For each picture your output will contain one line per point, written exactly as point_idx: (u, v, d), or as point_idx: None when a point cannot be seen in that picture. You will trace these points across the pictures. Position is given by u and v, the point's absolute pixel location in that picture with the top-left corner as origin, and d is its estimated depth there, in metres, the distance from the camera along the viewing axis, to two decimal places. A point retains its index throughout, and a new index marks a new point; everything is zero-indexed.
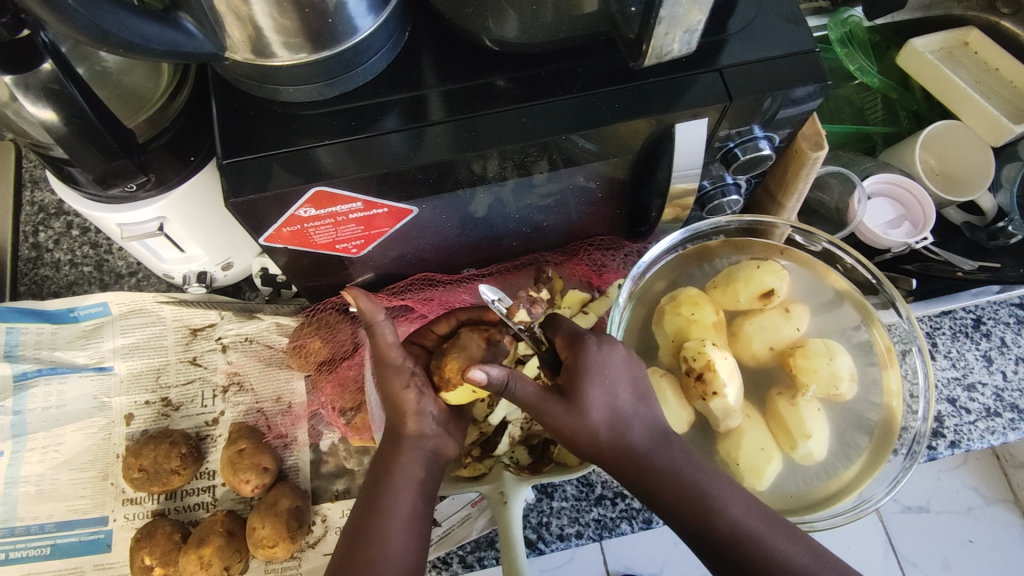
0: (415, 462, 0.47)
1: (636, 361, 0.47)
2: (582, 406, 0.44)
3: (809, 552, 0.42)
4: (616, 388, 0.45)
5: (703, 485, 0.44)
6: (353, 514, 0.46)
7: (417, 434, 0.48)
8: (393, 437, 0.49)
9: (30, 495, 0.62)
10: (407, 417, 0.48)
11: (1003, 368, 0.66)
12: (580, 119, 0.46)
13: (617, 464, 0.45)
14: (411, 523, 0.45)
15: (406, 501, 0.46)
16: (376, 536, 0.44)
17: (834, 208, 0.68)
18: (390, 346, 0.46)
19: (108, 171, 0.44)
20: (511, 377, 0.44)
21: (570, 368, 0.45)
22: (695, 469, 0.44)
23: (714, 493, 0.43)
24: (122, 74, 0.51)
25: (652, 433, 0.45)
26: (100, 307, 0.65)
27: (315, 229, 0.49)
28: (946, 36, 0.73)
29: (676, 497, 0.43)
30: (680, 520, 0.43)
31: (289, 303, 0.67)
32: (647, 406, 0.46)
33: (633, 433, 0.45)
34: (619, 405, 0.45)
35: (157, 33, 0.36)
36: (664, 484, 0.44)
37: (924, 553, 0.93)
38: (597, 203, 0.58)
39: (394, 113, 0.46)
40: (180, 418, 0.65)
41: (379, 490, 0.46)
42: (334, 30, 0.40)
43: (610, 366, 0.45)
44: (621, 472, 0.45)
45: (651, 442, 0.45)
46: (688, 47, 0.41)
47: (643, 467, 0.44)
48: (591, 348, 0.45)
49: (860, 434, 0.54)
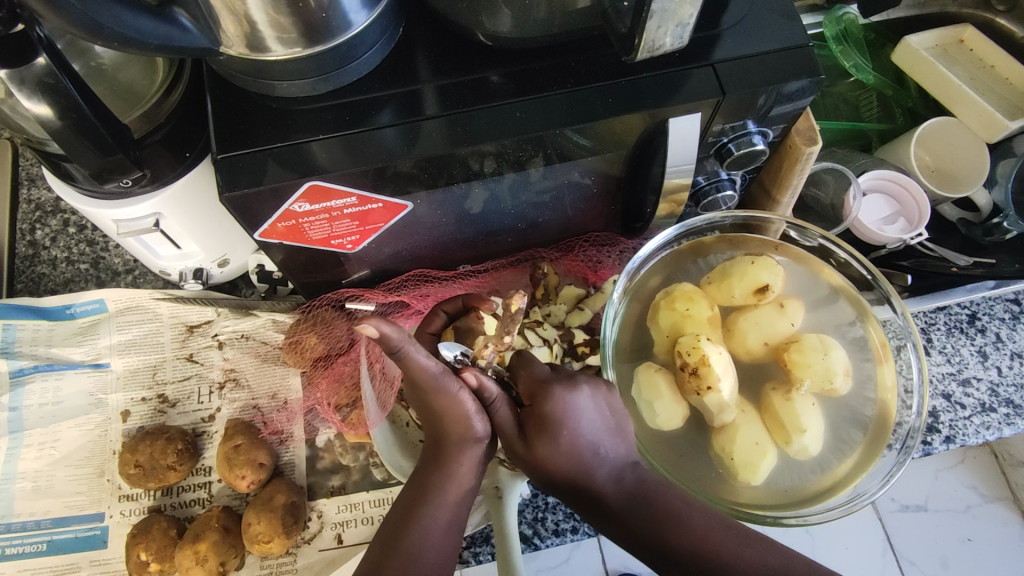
0: (465, 465, 0.44)
1: (605, 395, 0.47)
2: (542, 452, 0.44)
3: (779, 555, 0.42)
4: (581, 429, 0.44)
5: (667, 508, 0.44)
6: (381, 532, 0.44)
7: (472, 435, 0.44)
8: (436, 447, 0.45)
9: (27, 491, 0.62)
10: (455, 425, 0.43)
11: (999, 364, 0.67)
12: (574, 113, 0.46)
13: (573, 497, 0.46)
14: (448, 535, 0.44)
15: (450, 508, 0.44)
16: (411, 551, 0.42)
17: (829, 204, 0.68)
18: (424, 361, 0.41)
19: (104, 166, 0.44)
20: (498, 398, 0.44)
21: (534, 413, 0.45)
22: (660, 494, 0.45)
23: (676, 517, 0.44)
24: (117, 70, 0.51)
25: (620, 468, 0.46)
26: (97, 303, 0.65)
27: (311, 224, 0.49)
28: (941, 33, 0.73)
29: (637, 522, 0.44)
30: (641, 546, 0.43)
31: (286, 300, 0.66)
32: (613, 440, 0.46)
33: (596, 470, 0.45)
34: (582, 447, 0.44)
35: (152, 27, 0.36)
36: (626, 513, 0.44)
37: (922, 552, 0.93)
38: (592, 199, 0.58)
39: (389, 107, 0.46)
40: (177, 414, 0.65)
41: (418, 501, 0.44)
42: (328, 24, 0.40)
43: (577, 408, 0.45)
44: (583, 507, 0.46)
45: (613, 477, 0.45)
46: (680, 42, 0.41)
47: (605, 499, 0.45)
48: (560, 393, 0.44)
49: (855, 429, 0.54)
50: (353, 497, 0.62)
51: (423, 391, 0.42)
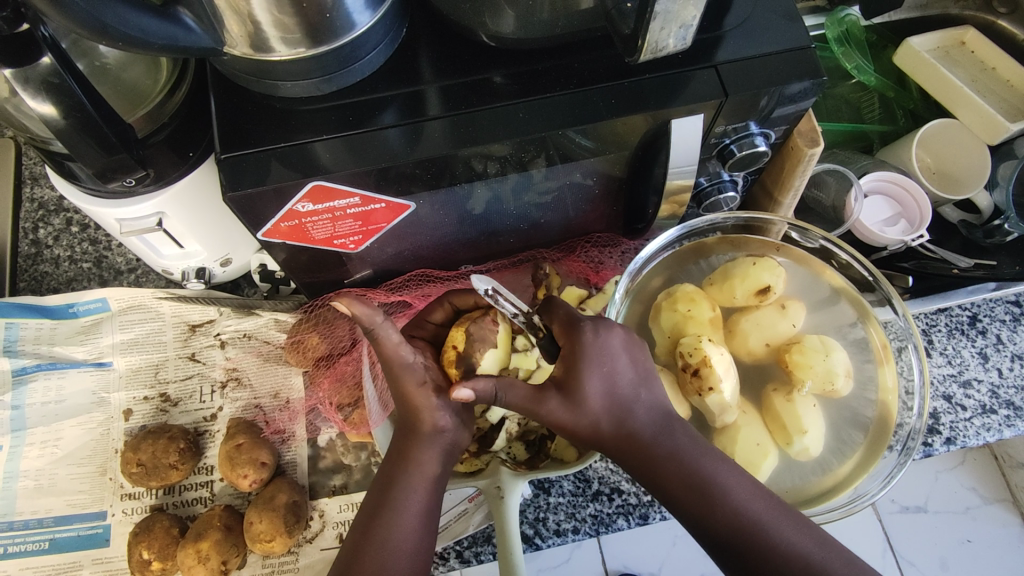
0: (430, 458, 0.46)
1: (638, 343, 0.47)
2: (583, 398, 0.43)
3: (812, 538, 0.42)
4: (618, 375, 0.44)
5: (704, 468, 0.43)
6: (358, 518, 0.45)
7: (434, 427, 0.46)
8: (408, 432, 0.46)
9: (29, 489, 0.62)
10: (423, 409, 0.46)
11: (999, 366, 0.67)
12: (576, 114, 0.46)
13: (617, 452, 0.45)
14: (421, 527, 0.44)
15: (420, 495, 0.45)
16: (383, 539, 0.43)
17: (831, 206, 0.69)
18: (398, 348, 0.44)
19: (108, 165, 0.44)
20: (496, 389, 0.43)
21: (567, 359, 0.44)
22: (696, 452, 0.44)
23: (715, 478, 0.43)
24: (121, 70, 0.51)
25: (655, 420, 0.45)
26: (99, 303, 0.66)
27: (313, 224, 0.49)
28: (943, 35, 0.73)
29: (674, 480, 0.43)
30: (681, 507, 0.43)
31: (288, 300, 0.66)
32: (648, 390, 0.45)
33: (635, 417, 0.44)
34: (620, 390, 0.44)
35: (157, 27, 0.36)
36: (666, 468, 0.43)
37: (921, 553, 0.93)
38: (594, 200, 0.58)
39: (392, 108, 0.46)
40: (179, 413, 0.65)
41: (390, 484, 0.45)
42: (333, 24, 0.40)
43: (610, 350, 0.44)
44: (625, 459, 0.45)
45: (652, 427, 0.44)
46: (683, 43, 0.42)
47: (654, 450, 0.44)
48: (591, 333, 0.44)
49: (856, 431, 0.55)
50: (355, 496, 0.62)
51: (394, 373, 0.45)
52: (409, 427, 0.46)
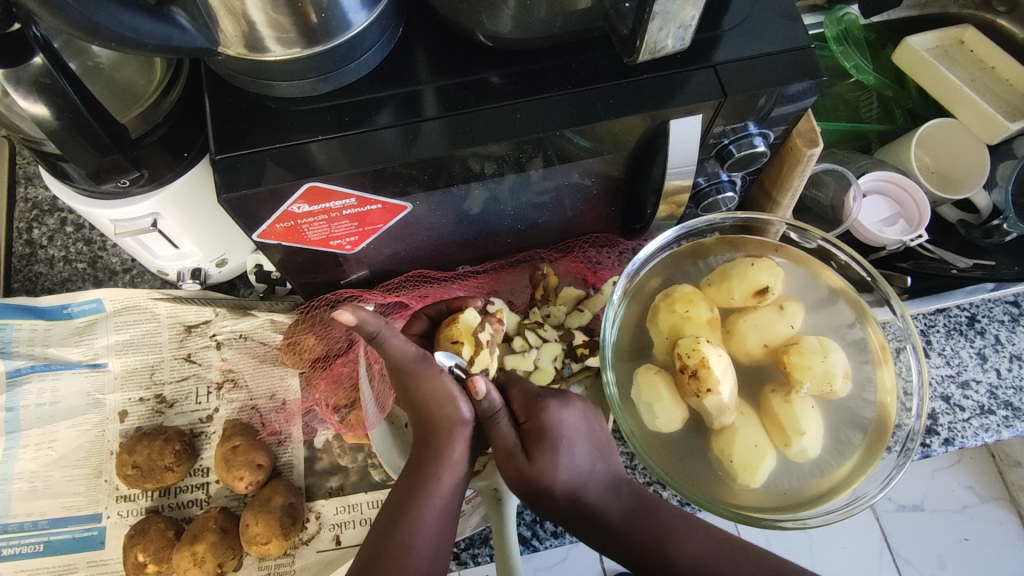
0: (456, 453, 0.45)
1: (592, 414, 0.49)
2: (542, 467, 0.45)
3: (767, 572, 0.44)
4: (577, 444, 0.46)
5: (661, 523, 0.46)
6: (375, 524, 0.45)
7: (457, 420, 0.45)
8: (428, 434, 0.46)
9: (23, 491, 0.62)
10: (447, 407, 0.45)
11: (998, 366, 0.67)
12: (574, 115, 0.46)
13: (573, 515, 0.46)
14: (439, 534, 0.44)
15: (443, 498, 0.45)
16: (405, 540, 0.43)
17: (829, 205, 0.68)
18: (403, 347, 0.44)
19: (102, 166, 0.44)
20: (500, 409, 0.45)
21: (530, 431, 0.46)
22: (653, 509, 0.47)
23: (672, 533, 0.45)
24: (115, 69, 0.51)
25: (608, 486, 0.47)
26: (93, 303, 0.65)
27: (309, 225, 0.48)
28: (941, 34, 0.73)
29: (633, 536, 0.45)
30: (638, 562, 0.45)
31: (284, 300, 0.66)
32: (604, 459, 0.48)
33: (589, 484, 0.46)
34: (577, 462, 0.46)
35: (150, 27, 0.36)
36: (622, 526, 0.46)
37: (919, 552, 0.93)
38: (592, 200, 0.58)
39: (389, 108, 0.45)
40: (174, 415, 0.65)
41: (411, 490, 0.45)
42: (328, 24, 0.40)
43: (569, 424, 0.47)
44: (578, 526, 0.47)
45: (606, 492, 0.47)
46: (682, 43, 0.41)
47: (604, 514, 0.46)
48: (552, 409, 0.46)
49: (854, 432, 0.54)
50: (352, 498, 0.62)
51: (409, 376, 0.44)
52: (429, 429, 0.46)
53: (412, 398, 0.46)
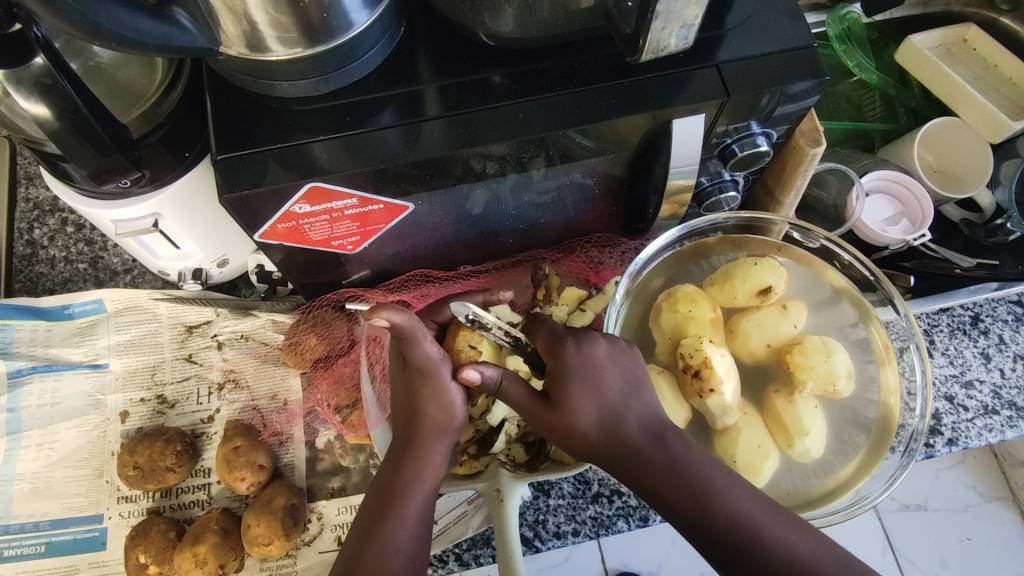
0: (434, 454, 0.45)
1: (625, 350, 0.46)
2: (570, 407, 0.43)
3: (811, 542, 0.40)
4: (605, 380, 0.44)
5: (703, 473, 0.42)
6: (358, 522, 0.44)
7: (442, 422, 0.45)
8: (408, 429, 0.45)
9: (24, 492, 0.62)
10: (433, 407, 0.45)
11: (1001, 366, 0.66)
12: (576, 115, 0.46)
13: (613, 462, 0.44)
14: (419, 530, 0.43)
15: (422, 499, 0.44)
16: (384, 544, 0.42)
17: (832, 205, 0.68)
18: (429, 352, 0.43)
19: (103, 166, 0.44)
20: (505, 375, 0.45)
21: (554, 372, 0.44)
22: (694, 458, 0.43)
23: (710, 484, 0.41)
24: (116, 69, 0.51)
25: (645, 431, 0.44)
26: (95, 304, 0.65)
27: (311, 226, 0.48)
28: (944, 33, 0.73)
29: (667, 489, 0.42)
30: (682, 515, 0.41)
31: (286, 300, 0.66)
32: (638, 396, 0.45)
33: (624, 426, 0.43)
34: (609, 399, 0.44)
35: (151, 27, 0.36)
36: (659, 474, 0.42)
37: (922, 551, 0.93)
38: (594, 199, 0.57)
39: (390, 108, 0.45)
40: (176, 415, 0.65)
41: (390, 487, 0.44)
42: (329, 24, 0.40)
43: (597, 360, 0.44)
44: (618, 467, 0.44)
45: (647, 431, 0.44)
46: (685, 42, 0.41)
47: (641, 457, 0.43)
48: (576, 346, 0.44)
49: (857, 432, 0.54)
50: (354, 499, 0.62)
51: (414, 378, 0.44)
52: (410, 425, 0.45)
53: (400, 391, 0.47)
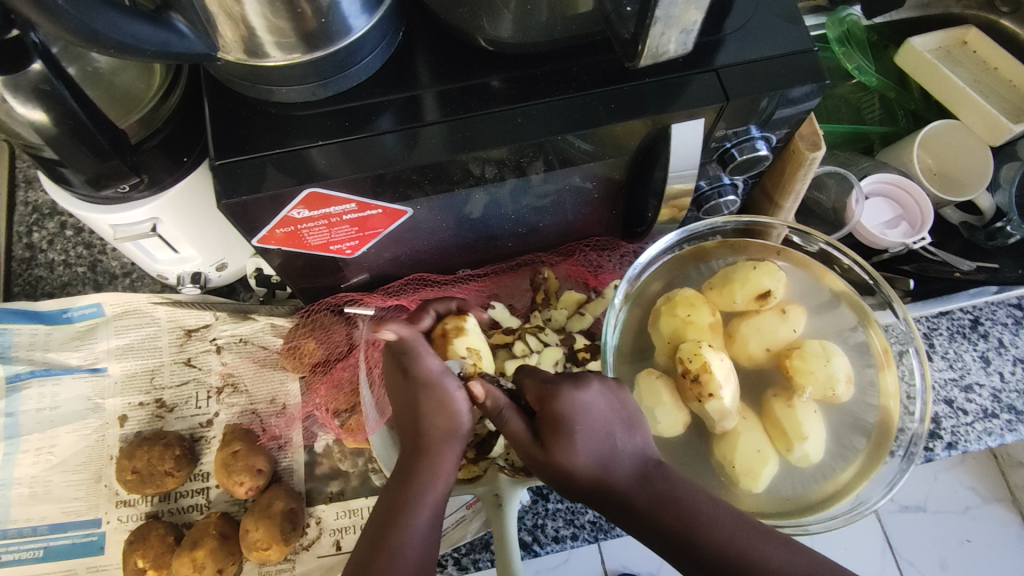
0: (446, 461, 0.44)
1: (616, 391, 0.46)
2: (563, 451, 0.42)
3: (805, 562, 0.40)
4: (596, 424, 0.43)
5: (695, 509, 0.41)
6: (364, 534, 0.43)
7: (455, 429, 0.45)
8: (416, 442, 0.45)
9: (23, 497, 0.62)
10: (438, 415, 0.45)
11: (1001, 370, 0.66)
12: (575, 120, 0.46)
13: (606, 506, 0.43)
14: (428, 540, 0.42)
15: (428, 513, 0.43)
16: (395, 552, 0.41)
17: (831, 208, 0.68)
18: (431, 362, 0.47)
19: (101, 171, 0.44)
20: (505, 407, 0.45)
21: (548, 417, 0.43)
22: (686, 494, 0.42)
23: (702, 516, 0.41)
24: (114, 74, 0.50)
25: (636, 472, 0.43)
26: (93, 308, 0.65)
27: (309, 231, 0.48)
28: (944, 35, 0.73)
29: (665, 523, 0.41)
30: (674, 554, 0.41)
31: (285, 304, 0.66)
32: (629, 436, 0.44)
33: (617, 467, 0.43)
34: (602, 442, 0.43)
35: (149, 33, 0.35)
36: (654, 513, 0.41)
37: (921, 553, 0.93)
38: (593, 203, 0.57)
39: (389, 113, 0.45)
40: (174, 419, 0.64)
41: (397, 501, 0.43)
42: (327, 29, 0.40)
43: (588, 403, 0.44)
44: (608, 510, 0.43)
45: (637, 474, 0.43)
46: (684, 48, 0.41)
47: (631, 498, 0.42)
48: (567, 391, 0.44)
49: (857, 436, 0.54)
50: (353, 503, 0.62)
51: (418, 385, 0.46)
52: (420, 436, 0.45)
53: (404, 408, 0.47)
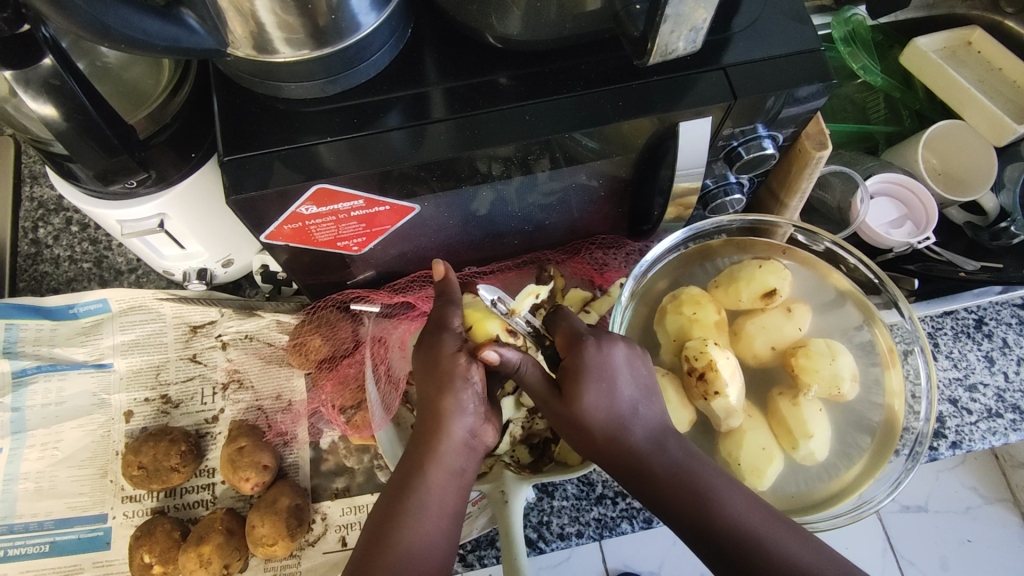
0: (449, 450, 0.44)
1: (641, 355, 0.46)
2: (581, 404, 0.43)
3: (812, 550, 0.41)
4: (617, 385, 0.44)
5: (704, 483, 0.43)
6: (372, 516, 0.44)
7: (456, 412, 0.44)
8: (427, 422, 0.45)
9: (29, 492, 0.62)
10: (447, 396, 0.44)
11: (1005, 369, 0.66)
12: (582, 118, 0.46)
13: (614, 464, 0.45)
14: (439, 525, 0.43)
15: (438, 498, 0.43)
16: (402, 539, 0.42)
17: (836, 207, 0.69)
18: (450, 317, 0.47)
19: (110, 167, 0.44)
20: (523, 360, 0.45)
21: (568, 367, 0.44)
22: (697, 468, 0.43)
23: (714, 491, 0.42)
24: (123, 69, 0.51)
25: (650, 434, 0.44)
26: (100, 303, 0.65)
27: (317, 227, 0.48)
28: (949, 35, 0.73)
29: (675, 495, 0.42)
30: (680, 524, 0.42)
31: (290, 300, 0.66)
32: (647, 402, 0.45)
33: (633, 430, 0.44)
34: (620, 403, 0.44)
35: (160, 28, 0.36)
36: (666, 484, 0.43)
37: (922, 553, 0.93)
38: (599, 201, 0.57)
39: (397, 110, 0.45)
40: (180, 415, 0.65)
41: (406, 482, 0.44)
42: (338, 25, 0.40)
43: (614, 364, 0.44)
44: (619, 470, 0.45)
45: (652, 440, 0.44)
46: (693, 46, 0.41)
47: (641, 467, 0.44)
48: (594, 349, 0.44)
49: (861, 435, 0.54)
50: (358, 499, 0.62)
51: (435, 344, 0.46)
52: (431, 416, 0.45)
53: (422, 373, 0.46)
